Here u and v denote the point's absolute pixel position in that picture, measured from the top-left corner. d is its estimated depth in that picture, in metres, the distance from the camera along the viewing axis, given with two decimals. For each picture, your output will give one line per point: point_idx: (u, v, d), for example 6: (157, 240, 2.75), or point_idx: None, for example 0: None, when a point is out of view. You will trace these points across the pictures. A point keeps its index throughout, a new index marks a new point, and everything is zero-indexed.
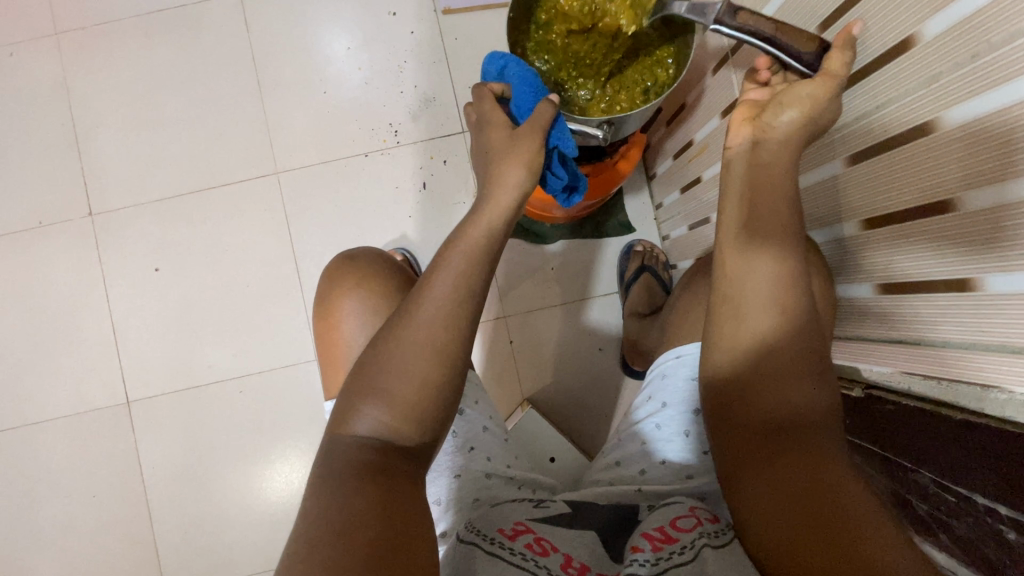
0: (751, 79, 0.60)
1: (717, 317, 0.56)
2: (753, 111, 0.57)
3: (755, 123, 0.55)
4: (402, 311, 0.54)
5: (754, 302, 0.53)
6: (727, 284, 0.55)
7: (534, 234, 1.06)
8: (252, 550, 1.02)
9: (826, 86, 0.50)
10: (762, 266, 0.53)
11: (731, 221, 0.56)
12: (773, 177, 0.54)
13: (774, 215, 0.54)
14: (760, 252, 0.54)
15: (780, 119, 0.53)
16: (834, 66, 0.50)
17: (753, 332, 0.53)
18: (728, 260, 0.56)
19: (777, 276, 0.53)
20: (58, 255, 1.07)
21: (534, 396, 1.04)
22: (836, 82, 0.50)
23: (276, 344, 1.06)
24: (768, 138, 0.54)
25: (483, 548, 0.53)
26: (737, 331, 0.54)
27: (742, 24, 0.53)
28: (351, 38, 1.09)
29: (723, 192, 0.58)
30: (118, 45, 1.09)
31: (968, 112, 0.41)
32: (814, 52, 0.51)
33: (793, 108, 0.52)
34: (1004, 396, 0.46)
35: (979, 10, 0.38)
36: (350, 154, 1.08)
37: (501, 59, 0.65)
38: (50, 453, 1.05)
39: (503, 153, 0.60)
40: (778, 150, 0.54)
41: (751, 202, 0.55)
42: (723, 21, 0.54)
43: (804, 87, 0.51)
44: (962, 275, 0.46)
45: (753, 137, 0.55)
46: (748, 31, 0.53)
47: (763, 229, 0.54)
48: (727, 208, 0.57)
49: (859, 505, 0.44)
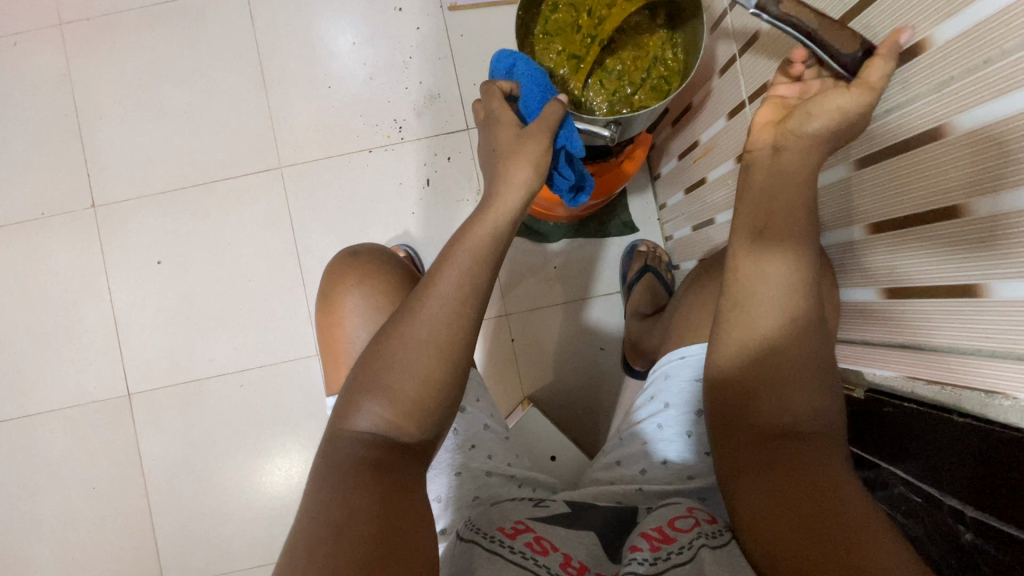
0: (783, 69, 0.56)
1: (727, 324, 0.55)
2: (779, 113, 0.55)
3: (780, 128, 0.53)
4: (407, 308, 0.54)
5: (766, 304, 0.53)
6: (737, 287, 0.55)
7: (538, 233, 1.06)
8: (251, 544, 1.02)
9: (860, 98, 0.47)
10: (774, 272, 0.53)
11: (744, 224, 0.56)
12: (790, 181, 0.53)
13: (787, 219, 0.53)
14: (772, 256, 0.53)
15: (807, 126, 0.51)
16: (871, 76, 0.46)
17: (757, 333, 0.53)
18: (739, 261, 0.55)
19: (789, 277, 0.52)
20: (60, 246, 1.07)
21: (535, 394, 1.04)
22: (872, 94, 0.47)
23: (276, 339, 1.06)
24: (790, 145, 0.52)
25: (482, 546, 0.52)
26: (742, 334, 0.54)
27: (784, 14, 0.48)
28: (356, 33, 1.08)
29: (739, 196, 0.57)
30: (121, 36, 1.09)
31: (983, 115, 0.40)
32: (863, 53, 0.47)
33: (821, 119, 0.49)
34: (1009, 402, 0.46)
35: (992, 16, 0.38)
36: (353, 150, 1.07)
37: (510, 57, 0.64)
38: (50, 444, 1.05)
39: (512, 153, 0.60)
40: (802, 156, 0.52)
41: (765, 213, 0.54)
42: (766, 8, 0.48)
43: (837, 97, 0.48)
44: (969, 281, 0.46)
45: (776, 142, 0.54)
46: (791, 22, 0.48)
47: (774, 235, 0.53)
48: (740, 213, 0.56)
49: (856, 511, 0.44)
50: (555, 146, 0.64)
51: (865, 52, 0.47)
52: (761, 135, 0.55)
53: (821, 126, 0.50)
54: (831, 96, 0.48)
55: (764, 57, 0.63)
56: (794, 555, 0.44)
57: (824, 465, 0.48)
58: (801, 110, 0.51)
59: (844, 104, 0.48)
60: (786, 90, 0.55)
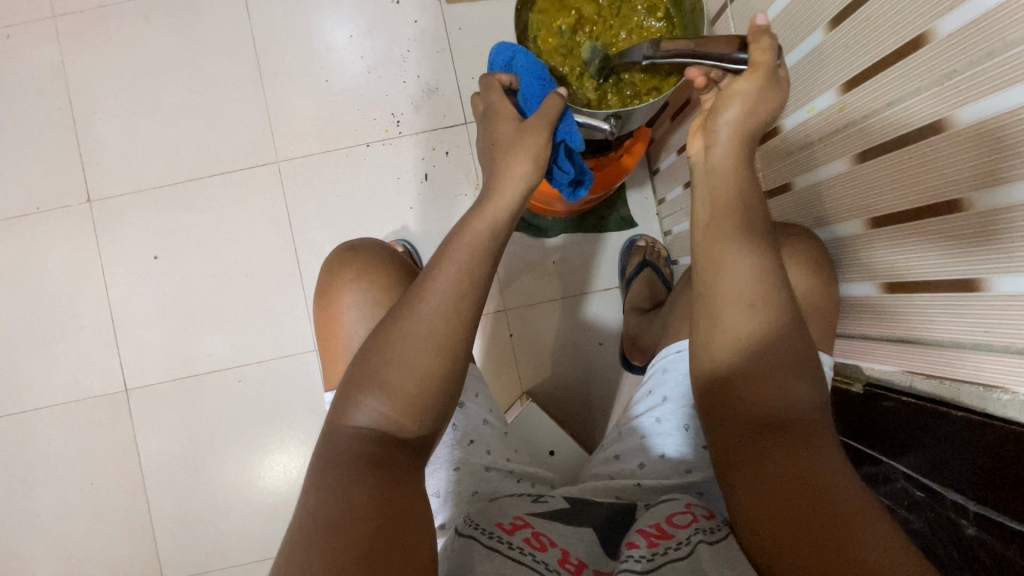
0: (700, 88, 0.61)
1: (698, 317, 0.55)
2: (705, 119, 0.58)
3: (704, 128, 0.56)
4: (405, 303, 0.53)
5: (727, 298, 0.52)
6: (713, 279, 0.53)
7: (537, 229, 1.05)
8: (250, 539, 1.02)
9: (754, 78, 0.53)
10: (731, 261, 0.52)
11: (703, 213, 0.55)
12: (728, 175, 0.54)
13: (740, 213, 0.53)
14: (727, 246, 0.52)
15: (723, 118, 0.54)
16: (758, 57, 0.53)
17: (735, 330, 0.52)
18: (699, 246, 0.54)
19: (753, 271, 0.52)
20: (57, 240, 1.06)
21: (533, 390, 1.04)
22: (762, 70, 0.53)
23: (275, 333, 1.05)
24: (718, 139, 0.54)
25: (481, 542, 0.52)
26: (714, 330, 0.53)
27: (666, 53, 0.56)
28: (354, 26, 1.07)
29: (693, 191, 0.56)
30: (116, 29, 1.08)
31: (989, 107, 0.40)
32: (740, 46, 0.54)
33: (731, 106, 0.53)
34: (1008, 396, 0.47)
35: (994, 9, 0.37)
36: (350, 144, 1.07)
37: (509, 50, 0.65)
38: (48, 440, 1.05)
39: (510, 146, 0.59)
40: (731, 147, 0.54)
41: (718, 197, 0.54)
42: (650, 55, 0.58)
43: (738, 85, 0.53)
44: (971, 276, 0.45)
45: (704, 141, 0.56)
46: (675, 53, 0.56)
47: (733, 226, 0.53)
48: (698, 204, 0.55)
49: (850, 509, 0.43)
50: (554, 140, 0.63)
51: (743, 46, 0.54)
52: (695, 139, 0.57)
53: (736, 112, 0.53)
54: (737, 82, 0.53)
55: None
56: (791, 554, 0.43)
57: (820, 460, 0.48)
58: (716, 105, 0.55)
59: (744, 88, 0.53)
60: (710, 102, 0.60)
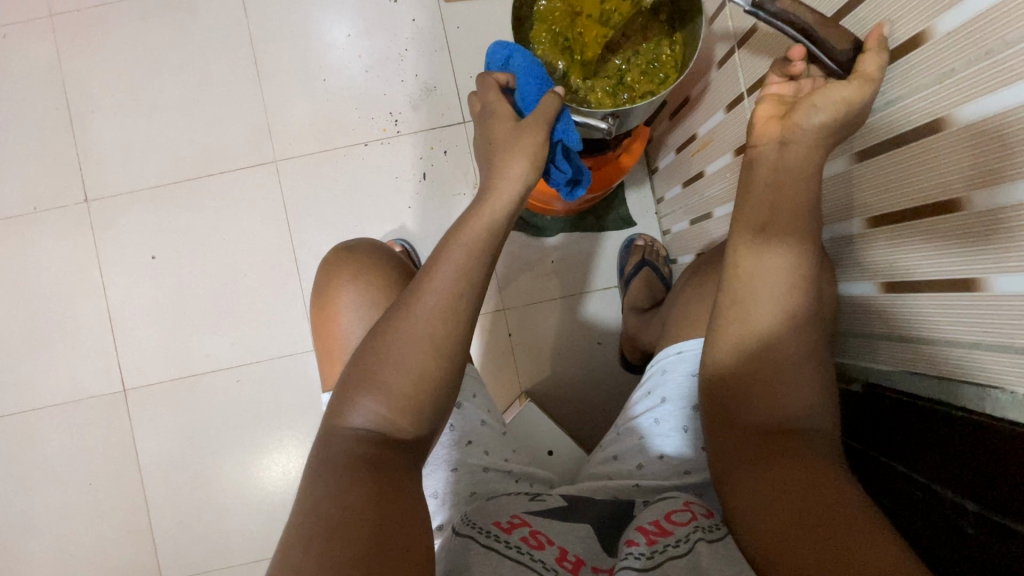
0: (780, 67, 0.56)
1: (724, 318, 0.56)
2: (779, 108, 0.55)
3: (783, 122, 0.53)
4: (401, 302, 0.53)
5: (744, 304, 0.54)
6: (739, 284, 0.55)
7: (535, 228, 1.05)
8: (249, 540, 1.02)
9: (862, 89, 0.48)
10: (768, 265, 0.54)
11: (749, 216, 0.56)
12: (796, 179, 0.53)
13: (791, 217, 0.53)
14: (768, 250, 0.54)
15: (811, 120, 0.51)
16: (868, 67, 0.48)
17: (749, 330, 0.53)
18: (743, 250, 0.55)
19: (783, 275, 0.53)
20: (54, 240, 1.06)
21: (533, 390, 1.04)
22: (871, 84, 0.48)
23: (273, 333, 1.05)
24: (796, 140, 0.53)
25: (479, 541, 0.51)
26: (738, 332, 0.54)
27: (782, 11, 0.50)
28: (351, 25, 1.07)
29: (744, 189, 0.57)
30: (112, 28, 1.07)
31: (981, 108, 0.40)
32: (853, 48, 0.50)
33: (827, 112, 0.50)
34: (1007, 395, 0.46)
35: (993, 7, 0.37)
36: (349, 143, 1.07)
37: (506, 49, 0.64)
38: (47, 441, 1.05)
39: (508, 145, 0.59)
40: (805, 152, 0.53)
41: (772, 201, 0.54)
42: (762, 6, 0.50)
43: (841, 90, 0.49)
44: (971, 275, 0.45)
45: (780, 136, 0.54)
46: (788, 19, 0.50)
47: (777, 230, 0.54)
48: (747, 205, 0.56)
49: (849, 509, 0.43)
50: (551, 140, 0.63)
51: (855, 48, 0.49)
52: (769, 129, 0.55)
53: (828, 119, 0.50)
54: (840, 88, 0.49)
55: (767, 53, 0.62)
56: (790, 552, 0.43)
57: (818, 462, 0.48)
58: (808, 104, 0.51)
59: (847, 96, 0.48)
60: (781, 87, 0.56)
